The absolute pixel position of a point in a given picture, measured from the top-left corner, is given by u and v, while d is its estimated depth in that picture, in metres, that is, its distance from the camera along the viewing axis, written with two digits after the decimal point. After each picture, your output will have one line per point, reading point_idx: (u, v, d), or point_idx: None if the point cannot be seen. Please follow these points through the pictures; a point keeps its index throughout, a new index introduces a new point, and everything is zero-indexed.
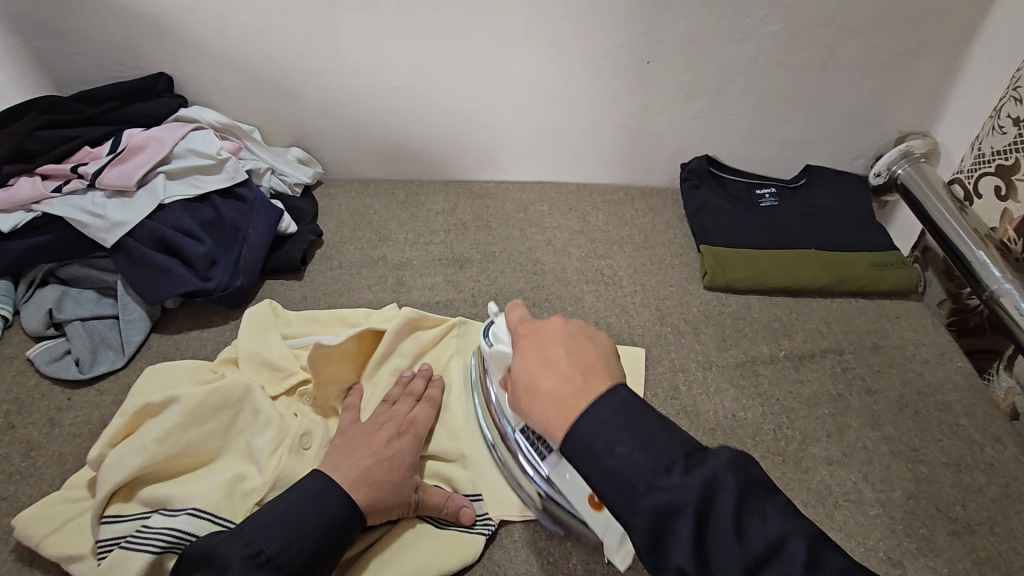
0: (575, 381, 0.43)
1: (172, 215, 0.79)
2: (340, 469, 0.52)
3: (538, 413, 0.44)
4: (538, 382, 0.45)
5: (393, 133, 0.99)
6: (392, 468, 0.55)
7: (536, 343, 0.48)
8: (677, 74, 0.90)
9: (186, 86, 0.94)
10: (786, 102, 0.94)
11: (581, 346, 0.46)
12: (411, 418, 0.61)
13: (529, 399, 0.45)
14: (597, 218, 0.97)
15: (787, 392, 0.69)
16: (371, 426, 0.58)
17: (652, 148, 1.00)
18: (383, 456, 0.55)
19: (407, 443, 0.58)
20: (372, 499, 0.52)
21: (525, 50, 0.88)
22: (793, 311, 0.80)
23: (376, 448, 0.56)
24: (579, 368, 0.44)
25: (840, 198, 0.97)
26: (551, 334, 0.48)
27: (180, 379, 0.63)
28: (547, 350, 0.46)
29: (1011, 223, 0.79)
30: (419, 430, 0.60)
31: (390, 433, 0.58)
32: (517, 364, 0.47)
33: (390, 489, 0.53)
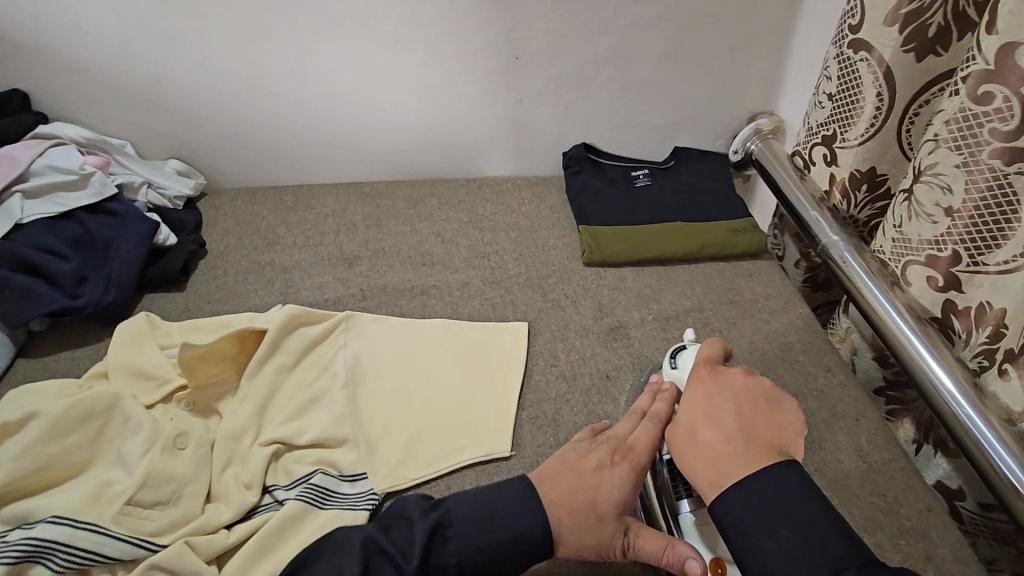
0: (737, 445, 0.50)
1: (34, 234, 0.76)
2: (544, 485, 0.53)
3: (691, 459, 0.51)
4: (700, 433, 0.52)
5: (275, 140, 0.99)
6: (598, 497, 0.51)
7: (709, 393, 0.55)
8: (545, 68, 0.96)
9: (44, 101, 0.91)
10: (647, 89, 1.02)
11: (752, 411, 0.53)
12: (630, 442, 0.55)
13: (687, 443, 0.52)
14: (484, 208, 1.01)
15: (655, 348, 0.76)
16: (589, 445, 0.56)
17: (532, 139, 1.06)
18: (588, 483, 0.52)
19: (621, 470, 0.53)
20: (566, 530, 0.50)
21: (396, 50, 0.91)
22: (662, 278, 0.87)
23: (585, 473, 0.53)
24: (741, 434, 0.50)
25: (704, 175, 1.06)
26: (728, 391, 0.55)
27: (46, 393, 0.61)
28: (716, 406, 0.53)
29: (838, 186, 0.87)
30: (638, 460, 0.54)
31: (605, 460, 0.54)
32: (686, 407, 0.55)
33: (591, 523, 0.50)
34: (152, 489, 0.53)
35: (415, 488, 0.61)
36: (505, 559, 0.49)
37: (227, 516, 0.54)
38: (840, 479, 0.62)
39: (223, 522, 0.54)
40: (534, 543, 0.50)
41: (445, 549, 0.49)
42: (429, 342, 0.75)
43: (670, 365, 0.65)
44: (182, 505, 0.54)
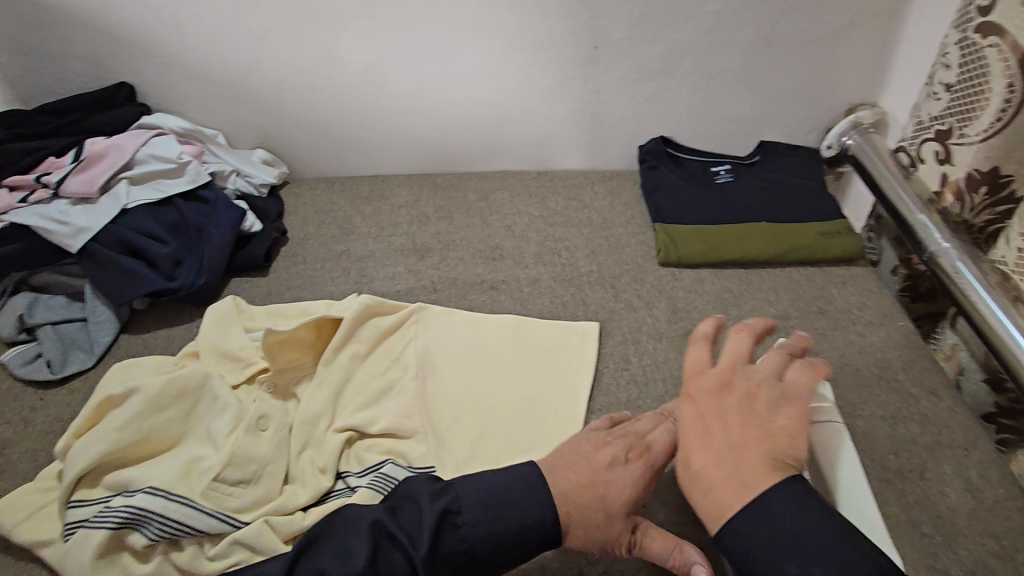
0: (733, 470, 0.46)
1: (137, 218, 0.82)
2: (555, 474, 0.51)
3: (690, 485, 0.48)
4: (692, 457, 0.49)
5: (354, 131, 1.02)
6: (609, 492, 0.50)
7: (699, 412, 0.51)
8: (625, 57, 0.93)
9: (148, 94, 0.97)
10: (734, 80, 0.96)
11: (745, 427, 0.48)
12: (645, 442, 0.54)
13: (684, 470, 0.49)
14: (556, 203, 0.99)
15: (734, 357, 0.72)
16: (603, 439, 0.54)
17: (607, 132, 1.02)
18: (601, 479, 0.51)
19: (636, 467, 0.52)
20: (574, 521, 0.50)
21: (473, 41, 0.90)
22: (743, 283, 0.82)
23: (597, 467, 0.51)
24: (737, 456, 0.47)
25: (793, 172, 0.99)
26: (716, 407, 0.50)
27: (146, 370, 0.66)
28: (707, 426, 0.49)
29: (951, 187, 0.79)
30: (654, 460, 0.53)
31: (618, 456, 0.52)
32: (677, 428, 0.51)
33: (600, 516, 0.49)
34: (237, 467, 0.56)
35: None
36: (508, 545, 0.48)
37: (303, 499, 0.57)
38: (945, 515, 0.57)
39: (301, 504, 0.56)
40: (543, 534, 0.49)
41: (456, 536, 0.48)
42: (498, 337, 0.74)
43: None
44: (263, 485, 0.57)
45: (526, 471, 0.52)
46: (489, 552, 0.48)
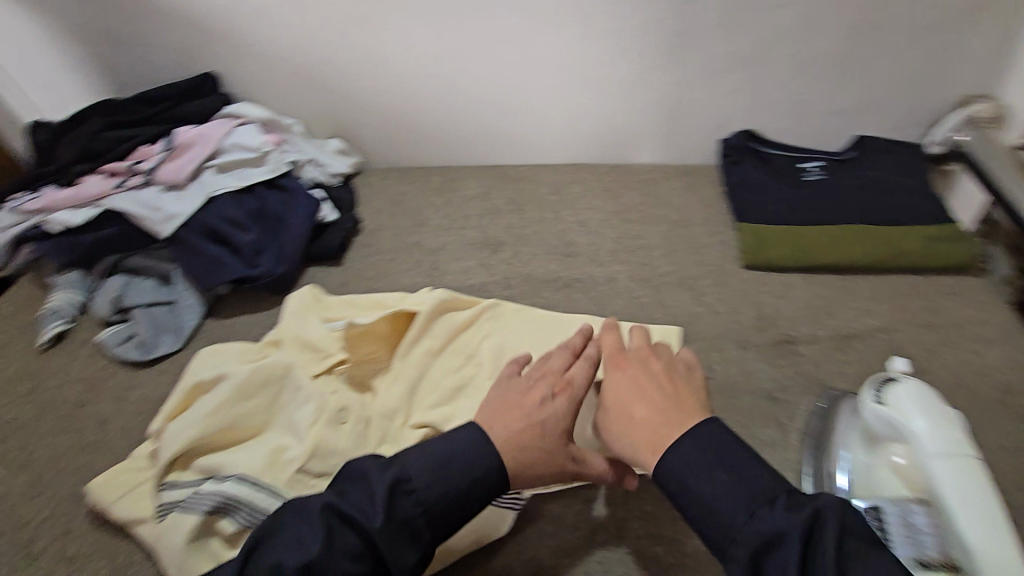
0: (667, 412, 0.47)
1: (221, 206, 0.84)
2: (494, 428, 0.50)
3: (623, 435, 0.48)
4: (631, 409, 0.49)
5: (426, 121, 1.01)
6: (545, 434, 0.50)
7: (629, 374, 0.51)
8: (712, 45, 0.87)
9: (230, 84, 0.99)
10: (831, 69, 0.89)
11: (671, 381, 0.51)
12: (569, 378, 0.53)
13: (619, 423, 0.49)
14: (631, 198, 0.95)
15: (830, 371, 0.67)
16: (526, 383, 0.53)
17: (688, 124, 0.97)
18: (535, 421, 0.50)
19: (565, 401, 0.52)
20: (523, 467, 0.49)
21: (551, 29, 0.87)
22: (838, 290, 0.76)
23: (529, 410, 0.51)
24: (669, 402, 0.48)
25: (895, 169, 0.91)
26: (644, 367, 0.52)
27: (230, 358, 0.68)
28: (639, 381, 0.50)
29: None
30: (579, 392, 0.53)
31: (547, 393, 0.52)
32: (607, 390, 0.52)
33: (542, 457, 0.49)
34: (319, 460, 0.57)
35: (560, 493, 0.59)
36: (459, 502, 0.47)
37: None
38: None
39: None
40: (491, 482, 0.48)
41: (410, 503, 0.45)
42: (573, 338, 0.72)
43: (872, 398, 0.53)
44: None
45: (467, 433, 0.50)
46: (443, 510, 0.46)
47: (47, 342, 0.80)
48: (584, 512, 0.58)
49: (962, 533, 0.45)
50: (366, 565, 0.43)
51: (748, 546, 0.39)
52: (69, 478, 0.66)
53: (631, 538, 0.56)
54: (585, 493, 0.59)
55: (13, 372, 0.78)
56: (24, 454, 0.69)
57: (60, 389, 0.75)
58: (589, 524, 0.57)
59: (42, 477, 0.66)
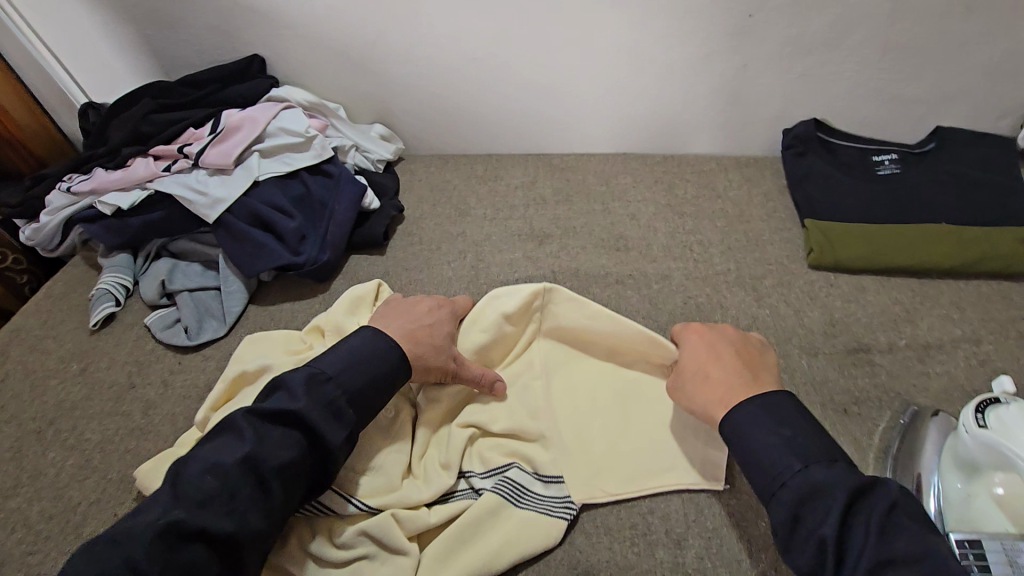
0: (744, 378, 0.52)
1: (266, 191, 0.83)
2: (390, 325, 0.59)
3: (698, 391, 0.53)
4: (708, 370, 0.54)
5: (471, 107, 0.97)
6: (432, 332, 0.60)
7: (707, 342, 0.57)
8: (783, 27, 0.81)
9: (276, 66, 0.97)
10: (915, 54, 0.82)
11: (750, 357, 0.55)
12: (452, 301, 0.68)
13: (697, 382, 0.54)
14: (685, 190, 0.90)
15: (910, 385, 0.62)
16: (416, 301, 0.65)
17: (749, 113, 0.91)
18: (426, 321, 0.61)
19: (446, 313, 0.64)
20: (418, 353, 0.57)
21: (608, 11, 0.82)
22: (917, 295, 0.71)
23: (419, 315, 0.62)
24: (746, 370, 0.53)
25: (981, 164, 0.83)
26: (724, 338, 0.57)
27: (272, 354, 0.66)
28: (719, 349, 0.55)
29: None
30: (457, 307, 0.66)
31: (432, 306, 0.64)
32: (686, 357, 0.57)
33: (431, 346, 0.58)
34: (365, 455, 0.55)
35: (613, 504, 0.56)
36: (369, 390, 0.52)
37: (427, 495, 0.54)
38: None
39: (423, 499, 0.54)
40: (396, 365, 0.55)
41: (320, 393, 0.50)
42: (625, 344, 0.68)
43: (973, 422, 0.50)
44: (384, 475, 0.55)
45: (364, 333, 0.56)
46: (359, 393, 0.52)
47: (97, 322, 0.80)
48: (640, 525, 0.55)
49: None
50: (302, 450, 0.47)
51: (793, 492, 0.43)
52: (118, 461, 0.66)
53: (692, 555, 0.53)
54: (642, 505, 0.56)
55: (64, 352, 0.79)
56: (74, 434, 0.69)
57: (109, 370, 0.76)
58: (645, 538, 0.54)
59: (92, 459, 0.67)
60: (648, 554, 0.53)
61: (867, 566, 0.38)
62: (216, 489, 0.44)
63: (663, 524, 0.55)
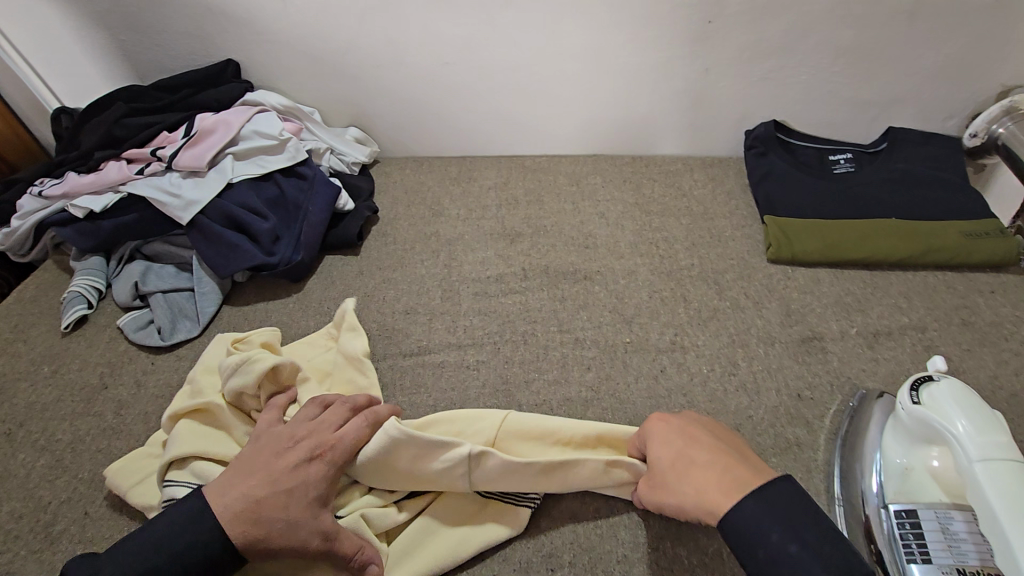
0: (733, 461, 0.48)
1: (240, 193, 0.84)
2: (226, 499, 0.48)
3: (684, 481, 0.48)
4: (693, 455, 0.49)
5: (445, 110, 0.99)
6: (285, 502, 0.48)
7: (679, 429, 0.52)
8: (743, 33, 0.84)
9: (251, 71, 0.98)
10: (866, 59, 0.86)
11: (724, 440, 0.52)
12: (334, 439, 0.53)
13: (684, 474, 0.48)
14: (652, 190, 0.93)
15: (859, 370, 0.65)
16: (284, 444, 0.52)
17: (713, 115, 0.95)
18: (279, 488, 0.49)
19: (320, 468, 0.51)
20: (255, 538, 0.47)
21: (575, 17, 0.85)
22: (868, 286, 0.74)
23: (275, 477, 0.49)
24: (733, 453, 0.49)
25: (928, 163, 0.87)
26: (690, 422, 0.54)
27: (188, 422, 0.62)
28: (693, 434, 0.51)
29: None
30: (338, 455, 0.52)
31: (300, 459, 0.51)
32: (659, 452, 0.51)
33: (278, 528, 0.47)
34: None
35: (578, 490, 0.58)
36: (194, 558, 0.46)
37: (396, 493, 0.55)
38: None
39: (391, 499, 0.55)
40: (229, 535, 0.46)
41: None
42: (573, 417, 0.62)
43: (908, 400, 0.53)
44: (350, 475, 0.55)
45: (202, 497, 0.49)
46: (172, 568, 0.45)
47: (69, 325, 0.80)
48: (603, 508, 0.57)
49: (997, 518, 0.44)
50: None
51: None
52: (89, 461, 0.67)
53: (653, 535, 0.55)
54: (606, 490, 0.58)
55: (34, 355, 0.79)
56: (45, 435, 0.69)
57: (80, 372, 0.76)
58: (608, 521, 0.56)
59: (63, 459, 0.67)
60: (610, 535, 0.55)
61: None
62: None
63: (626, 507, 0.57)
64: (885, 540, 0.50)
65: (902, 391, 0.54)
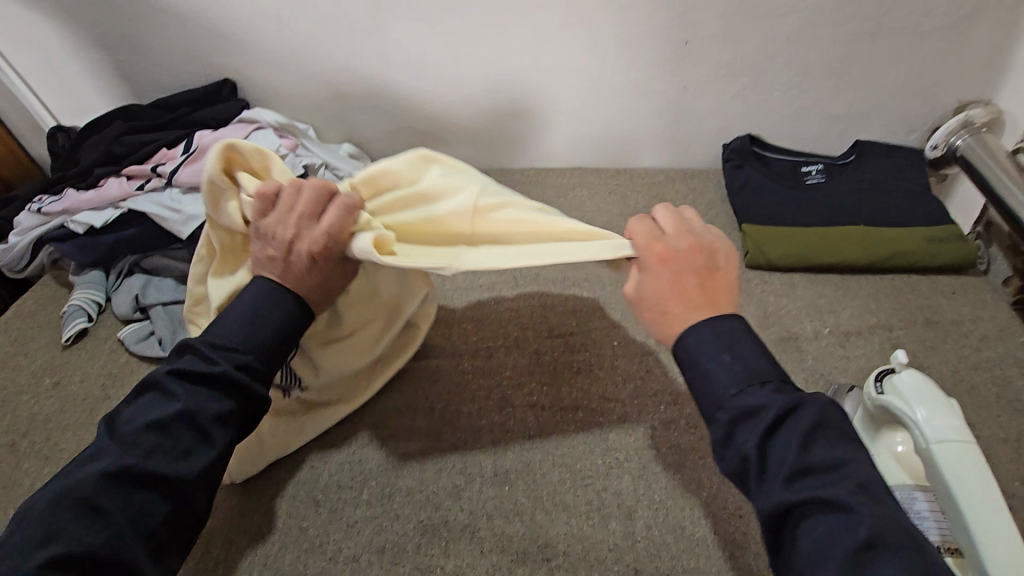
0: (704, 306, 0.49)
1: None
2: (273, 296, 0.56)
3: (660, 324, 0.51)
4: (668, 304, 0.50)
5: (436, 126, 1.03)
6: (317, 288, 0.57)
7: (669, 268, 0.51)
8: (717, 53, 0.90)
9: (247, 89, 1.01)
10: (832, 76, 0.92)
11: (709, 274, 0.51)
12: (323, 240, 0.54)
13: (658, 316, 0.51)
14: (636, 201, 0.97)
15: (832, 367, 0.69)
16: (286, 257, 0.55)
17: (692, 130, 1.00)
18: (307, 283, 0.56)
19: (324, 263, 0.56)
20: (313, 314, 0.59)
21: (559, 38, 0.90)
22: (839, 289, 0.79)
23: (299, 278, 0.56)
24: (707, 298, 0.50)
25: (893, 173, 0.93)
26: (685, 257, 0.52)
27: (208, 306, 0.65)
28: (681, 277, 0.51)
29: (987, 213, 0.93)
30: (333, 246, 0.55)
31: (305, 259, 0.55)
32: (644, 285, 0.52)
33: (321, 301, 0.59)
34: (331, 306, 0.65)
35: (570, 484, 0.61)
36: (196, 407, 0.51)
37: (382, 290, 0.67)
38: None
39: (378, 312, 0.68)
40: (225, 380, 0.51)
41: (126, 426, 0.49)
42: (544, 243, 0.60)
43: (874, 391, 0.58)
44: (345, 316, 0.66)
45: (253, 285, 0.56)
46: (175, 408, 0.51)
47: (70, 338, 0.82)
48: (595, 500, 0.60)
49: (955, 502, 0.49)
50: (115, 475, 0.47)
51: (728, 412, 0.45)
52: None
53: (642, 525, 0.58)
54: (598, 483, 0.62)
55: (35, 368, 0.80)
56: (48, 445, 0.71)
57: (82, 384, 0.77)
58: (599, 512, 0.59)
59: None
60: (601, 525, 0.58)
61: (786, 474, 0.41)
62: (149, 445, 0.47)
63: (617, 499, 0.60)
64: None
65: (869, 384, 0.59)
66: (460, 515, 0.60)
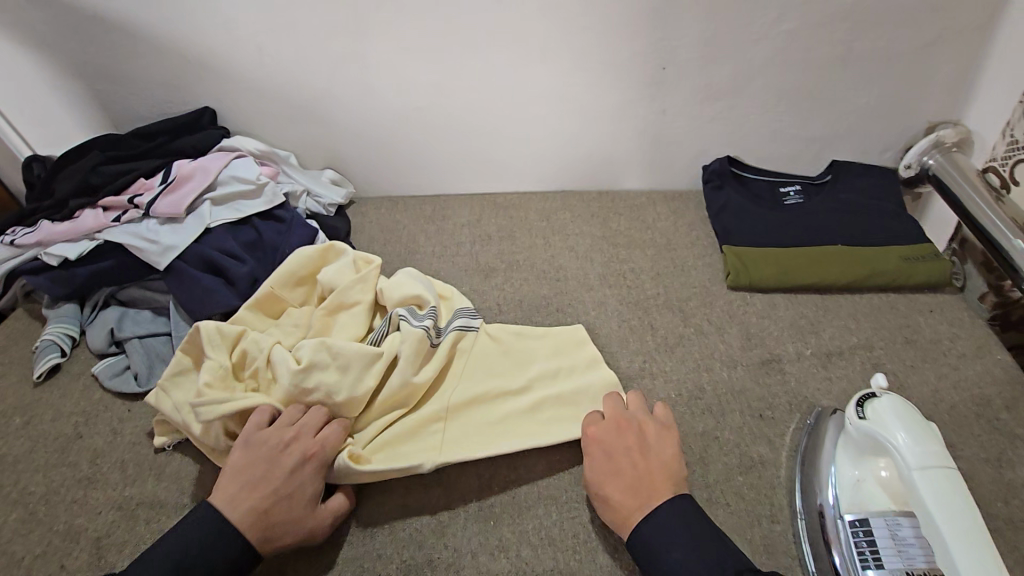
0: (641, 492, 0.56)
1: (218, 237, 0.85)
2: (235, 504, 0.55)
3: (609, 509, 0.56)
4: (610, 494, 0.57)
5: (420, 151, 1.03)
6: (290, 501, 0.57)
7: (603, 453, 0.59)
8: (694, 77, 0.91)
9: (228, 118, 1.01)
10: (806, 101, 0.94)
11: (644, 456, 0.58)
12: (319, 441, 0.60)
13: (602, 503, 0.57)
14: (618, 223, 0.98)
15: (815, 388, 0.70)
16: (274, 455, 0.58)
17: (671, 153, 1.01)
18: (284, 489, 0.57)
19: (311, 470, 0.59)
20: (270, 535, 0.55)
21: (539, 64, 0.91)
22: (820, 309, 0.80)
23: (277, 481, 0.57)
24: (643, 482, 0.56)
25: (870, 193, 0.94)
26: (619, 445, 0.60)
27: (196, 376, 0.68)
28: (615, 463, 0.58)
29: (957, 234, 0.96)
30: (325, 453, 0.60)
31: (295, 462, 0.58)
32: (591, 472, 0.59)
33: (288, 522, 0.56)
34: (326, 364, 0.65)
35: (557, 516, 0.61)
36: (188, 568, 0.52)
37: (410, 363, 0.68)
38: None
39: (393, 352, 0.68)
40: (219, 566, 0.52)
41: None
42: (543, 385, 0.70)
43: (856, 415, 0.57)
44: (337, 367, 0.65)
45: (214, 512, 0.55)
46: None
47: (41, 374, 0.80)
48: (581, 533, 0.59)
49: (940, 532, 0.48)
50: None
51: None
52: (63, 513, 0.66)
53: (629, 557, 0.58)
54: (584, 515, 0.61)
55: (7, 405, 0.78)
56: (17, 488, 0.68)
57: (54, 422, 0.75)
58: (587, 547, 0.58)
59: (36, 512, 0.66)
60: (589, 560, 0.58)
61: None
62: None
63: (603, 532, 0.59)
64: (842, 548, 0.54)
65: (849, 410, 0.58)
66: (443, 555, 0.59)
